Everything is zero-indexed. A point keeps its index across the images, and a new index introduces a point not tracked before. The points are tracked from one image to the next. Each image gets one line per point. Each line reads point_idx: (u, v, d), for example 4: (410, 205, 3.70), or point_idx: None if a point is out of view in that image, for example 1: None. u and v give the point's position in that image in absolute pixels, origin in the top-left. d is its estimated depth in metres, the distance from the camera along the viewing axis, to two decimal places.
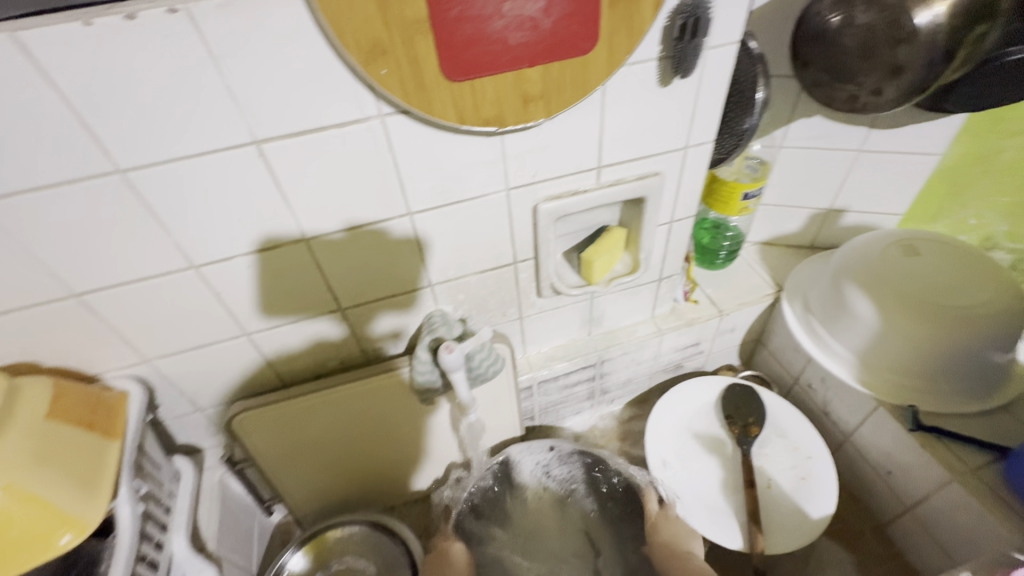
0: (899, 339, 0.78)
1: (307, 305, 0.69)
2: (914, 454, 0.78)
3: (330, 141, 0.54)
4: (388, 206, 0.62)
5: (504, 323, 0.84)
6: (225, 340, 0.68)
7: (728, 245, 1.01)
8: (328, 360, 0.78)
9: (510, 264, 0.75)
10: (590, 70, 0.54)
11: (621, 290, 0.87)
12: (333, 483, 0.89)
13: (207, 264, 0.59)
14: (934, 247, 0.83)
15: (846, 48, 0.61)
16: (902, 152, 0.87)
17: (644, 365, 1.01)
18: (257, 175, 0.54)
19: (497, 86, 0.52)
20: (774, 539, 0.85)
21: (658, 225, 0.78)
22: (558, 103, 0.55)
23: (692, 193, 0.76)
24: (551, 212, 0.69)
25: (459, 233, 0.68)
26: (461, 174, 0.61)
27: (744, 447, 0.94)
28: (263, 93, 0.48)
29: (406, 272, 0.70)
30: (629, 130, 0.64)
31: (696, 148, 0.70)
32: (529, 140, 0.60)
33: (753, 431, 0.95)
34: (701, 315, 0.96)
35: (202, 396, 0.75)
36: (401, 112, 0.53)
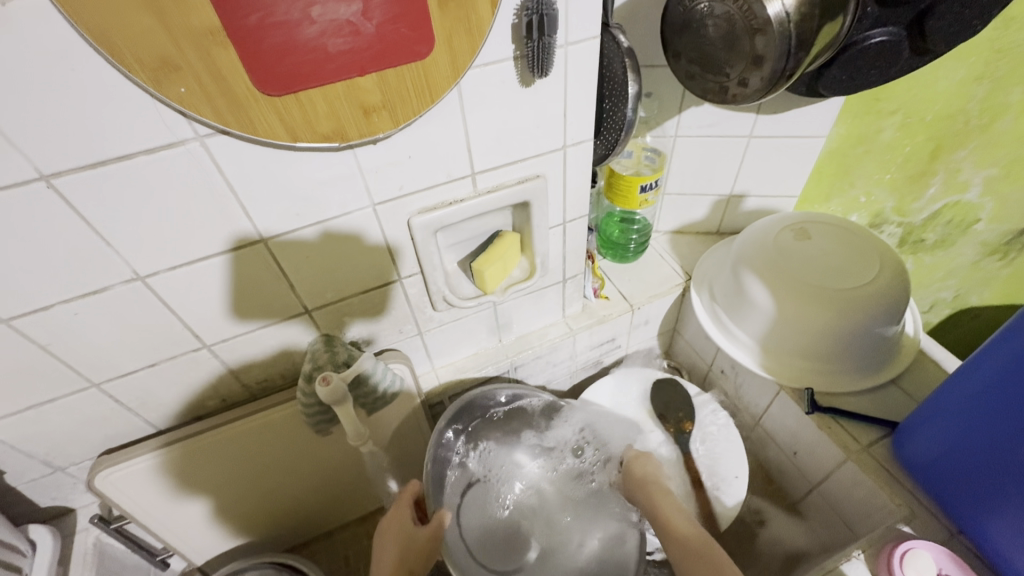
0: (795, 323, 0.79)
1: (165, 346, 0.62)
2: (814, 435, 0.80)
3: (143, 168, 0.47)
4: (235, 233, 0.55)
5: (402, 341, 0.80)
6: (70, 394, 0.61)
7: (637, 238, 1.00)
8: (207, 400, 0.72)
9: (396, 281, 0.70)
10: (433, 75, 0.50)
11: (524, 296, 0.85)
12: (234, 526, 0.83)
13: (21, 316, 0.52)
14: (825, 229, 0.84)
15: (711, 39, 0.60)
16: (791, 136, 0.87)
17: (561, 365, 0.99)
18: (59, 213, 0.47)
19: (328, 98, 0.47)
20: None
21: (550, 227, 0.75)
22: (405, 112, 0.51)
23: (581, 193, 0.73)
24: (427, 225, 0.65)
25: (328, 253, 0.62)
26: (315, 193, 0.56)
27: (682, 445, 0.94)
28: (40, 120, 0.41)
29: (275, 299, 0.64)
30: (498, 134, 0.60)
31: (576, 147, 0.67)
32: (385, 152, 0.56)
33: (687, 427, 0.96)
34: (613, 312, 0.95)
35: (57, 456, 0.66)
36: (222, 132, 0.47)
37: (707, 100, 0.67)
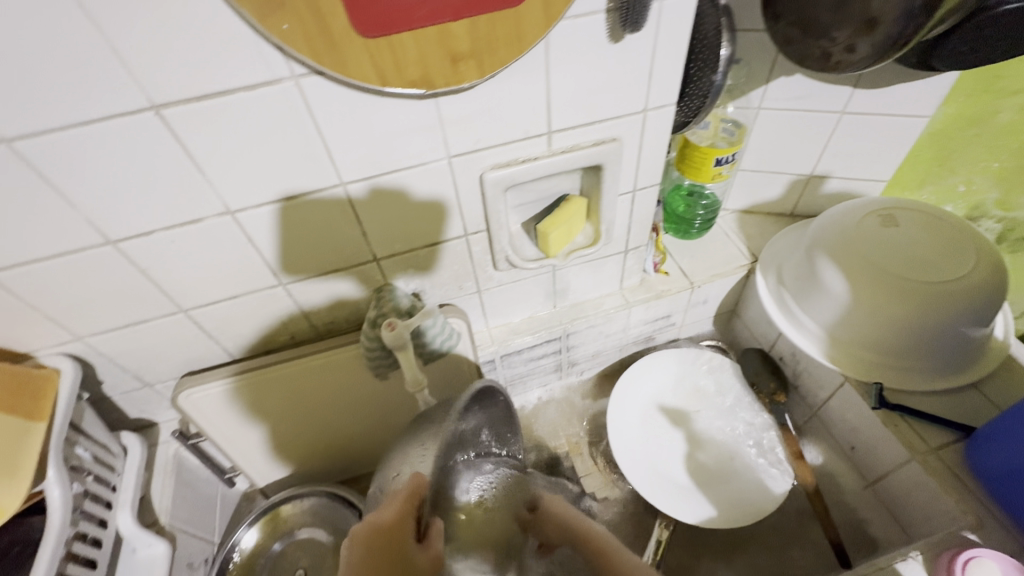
0: (871, 314, 0.75)
1: (246, 280, 0.66)
2: (877, 430, 0.77)
3: (242, 105, 0.49)
4: (318, 176, 0.57)
5: (461, 297, 0.81)
6: (161, 317, 0.66)
7: (703, 214, 0.96)
8: (278, 336, 0.76)
9: (462, 237, 0.71)
10: (523, 24, 0.48)
11: (584, 263, 0.84)
12: (295, 456, 0.89)
13: (125, 239, 0.56)
14: (915, 217, 0.78)
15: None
16: (889, 114, 0.81)
17: (613, 337, 0.99)
18: (164, 143, 0.49)
19: (419, 42, 0.47)
20: (717, 512, 0.86)
21: (619, 194, 0.73)
22: (492, 63, 0.50)
23: (655, 160, 0.71)
24: (499, 181, 0.65)
25: (402, 202, 0.64)
26: (396, 142, 0.57)
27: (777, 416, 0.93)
28: (153, 51, 0.44)
29: (348, 244, 0.66)
30: (580, 93, 0.59)
31: (657, 112, 0.65)
32: (468, 103, 0.56)
33: (781, 399, 0.94)
34: (672, 288, 0.93)
35: (147, 372, 0.73)
36: (316, 73, 0.48)
37: (810, 68, 0.63)
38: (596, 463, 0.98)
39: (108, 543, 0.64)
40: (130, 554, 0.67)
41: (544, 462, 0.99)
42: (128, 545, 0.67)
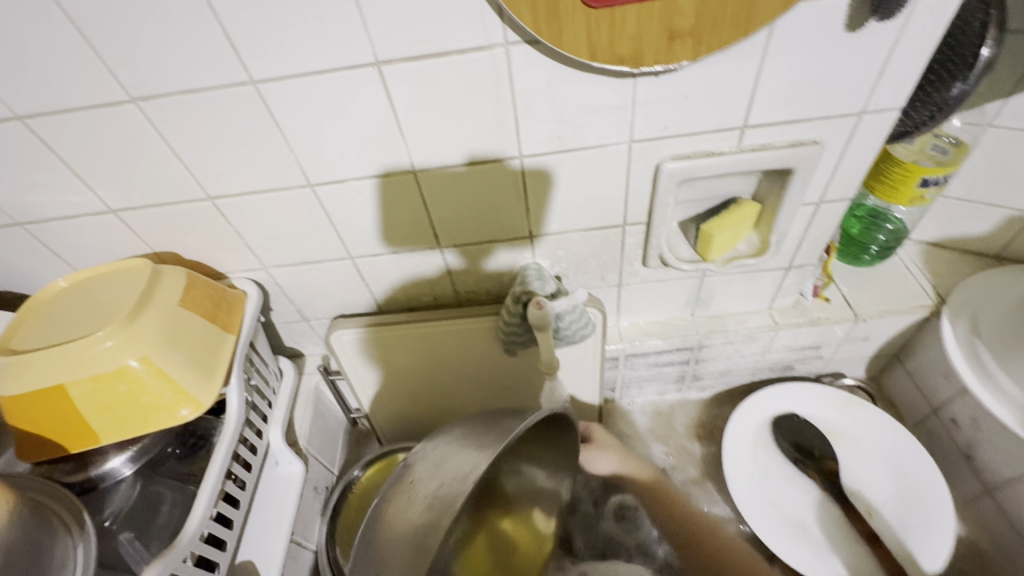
0: None
1: (410, 238, 0.69)
2: None
3: (450, 69, 0.51)
4: (501, 146, 0.58)
5: (601, 288, 0.79)
6: (332, 260, 0.71)
7: (883, 240, 0.84)
8: (422, 296, 0.79)
9: (619, 226, 0.69)
10: (757, 6, 0.44)
11: (739, 273, 0.77)
12: (414, 413, 0.93)
13: (321, 184, 0.61)
14: None
15: None
16: None
17: (748, 358, 0.91)
18: (377, 97, 0.53)
19: (641, 17, 0.45)
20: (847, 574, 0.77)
21: (803, 204, 0.66)
22: (710, 44, 0.47)
23: (856, 170, 0.63)
24: (675, 173, 0.61)
25: (571, 183, 0.63)
26: (583, 120, 0.56)
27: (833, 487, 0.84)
28: (391, 9, 0.46)
29: (508, 217, 0.67)
30: (791, 86, 0.53)
31: (875, 116, 0.57)
32: (667, 86, 0.53)
33: (830, 468, 0.85)
34: (831, 317, 0.83)
35: (308, 308, 0.80)
36: (528, 42, 0.49)
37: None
38: (706, 487, 0.92)
39: (261, 452, 0.71)
40: (274, 466, 0.74)
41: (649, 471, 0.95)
42: (273, 458, 0.73)
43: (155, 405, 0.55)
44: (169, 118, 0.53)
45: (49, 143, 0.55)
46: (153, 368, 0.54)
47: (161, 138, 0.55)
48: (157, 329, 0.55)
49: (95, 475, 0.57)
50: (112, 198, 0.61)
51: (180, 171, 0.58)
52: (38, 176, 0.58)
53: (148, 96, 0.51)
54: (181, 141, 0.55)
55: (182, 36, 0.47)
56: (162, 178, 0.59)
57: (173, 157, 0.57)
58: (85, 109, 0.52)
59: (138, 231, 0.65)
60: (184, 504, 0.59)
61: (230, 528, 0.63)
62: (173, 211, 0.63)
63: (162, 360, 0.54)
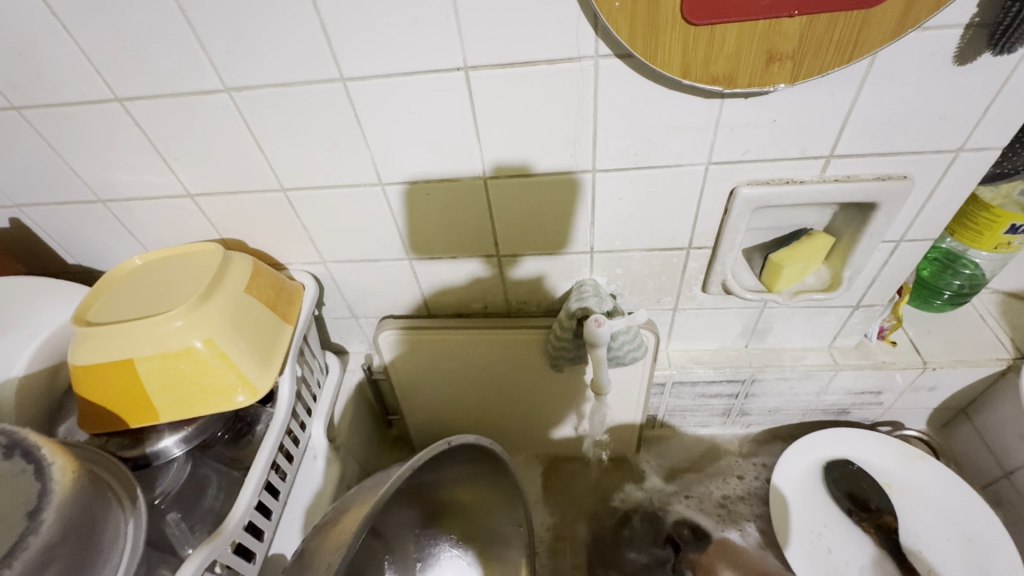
0: None
1: (469, 245, 0.69)
2: None
3: (537, 78, 0.51)
4: (575, 159, 0.57)
5: (655, 310, 0.77)
6: (391, 259, 0.72)
7: (958, 286, 0.80)
8: (472, 303, 0.79)
9: (682, 250, 0.67)
10: (866, 32, 0.43)
11: (802, 308, 0.74)
12: (452, 419, 0.92)
13: (391, 184, 0.61)
14: None
15: None
16: None
17: (802, 397, 0.87)
18: (460, 103, 0.53)
19: (742, 37, 0.44)
20: None
21: (882, 241, 0.63)
22: (809, 69, 0.46)
23: (944, 211, 0.60)
24: (751, 199, 0.59)
25: (639, 202, 0.62)
26: (663, 138, 0.55)
27: (890, 545, 0.79)
28: (488, 15, 0.47)
29: (570, 231, 0.66)
30: (884, 117, 0.52)
31: (973, 154, 0.54)
32: (755, 110, 0.52)
33: (887, 522, 0.81)
34: (897, 361, 0.79)
35: (359, 306, 0.80)
36: (619, 55, 0.48)
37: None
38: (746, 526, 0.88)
39: (303, 445, 0.70)
40: (312, 461, 0.73)
41: (687, 504, 0.91)
42: (312, 452, 0.73)
43: (213, 388, 0.55)
44: (256, 108, 0.55)
45: (141, 125, 0.57)
46: (216, 350, 0.54)
47: (245, 127, 0.56)
48: (224, 312, 0.56)
49: (150, 453, 0.58)
50: (191, 182, 0.63)
51: (258, 161, 0.60)
52: (128, 156, 0.60)
53: (241, 86, 0.53)
54: (264, 132, 0.57)
55: (281, 32, 0.48)
56: (241, 168, 0.61)
57: (254, 147, 0.58)
58: (180, 96, 0.54)
59: (210, 217, 0.67)
60: (229, 490, 0.60)
61: (269, 518, 0.62)
62: (245, 199, 0.64)
63: (224, 344, 0.55)
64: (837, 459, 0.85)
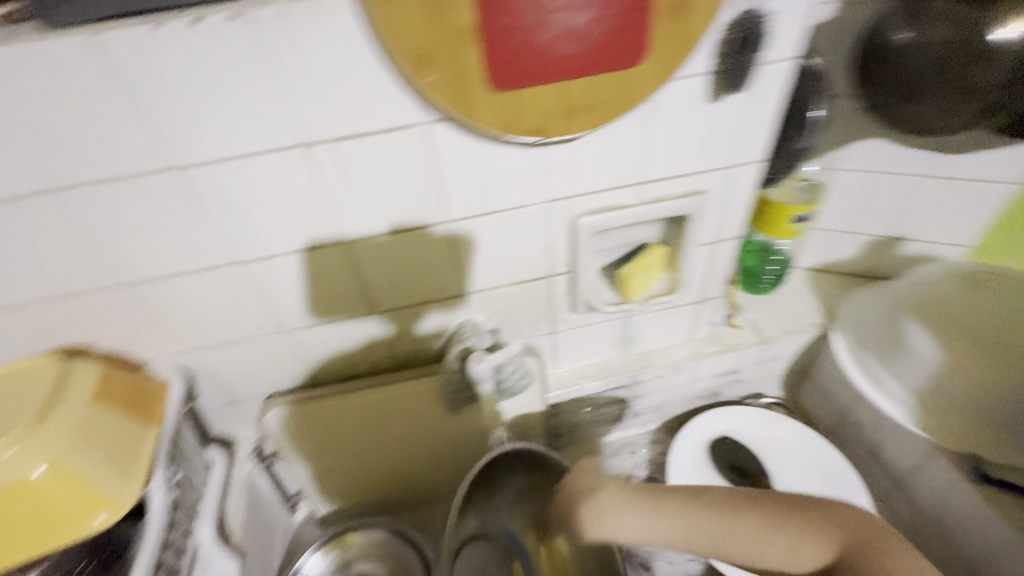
0: (961, 377, 0.74)
1: (344, 306, 0.69)
2: (969, 504, 0.73)
3: (375, 147, 0.55)
4: (428, 212, 0.62)
5: (535, 337, 0.83)
6: (264, 336, 0.70)
7: (774, 271, 0.95)
8: (359, 363, 0.78)
9: (545, 278, 0.74)
10: (638, 84, 0.53)
11: (658, 311, 0.85)
12: (363, 484, 0.89)
13: (250, 262, 0.61)
14: (1010, 284, 0.79)
15: (920, 69, 0.62)
16: (966, 180, 0.82)
17: (679, 388, 0.97)
18: (305, 176, 0.55)
19: (541, 98, 0.52)
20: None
21: (701, 245, 0.75)
22: (602, 116, 0.55)
23: (738, 214, 0.73)
24: (588, 227, 0.68)
25: (495, 244, 0.67)
26: (502, 185, 0.61)
27: None
28: (314, 95, 0.50)
29: (440, 279, 0.69)
30: (672, 147, 0.62)
31: (746, 167, 0.68)
32: (571, 153, 0.60)
33: (764, 483, 0.90)
34: (742, 341, 0.92)
35: (238, 390, 0.76)
36: (445, 120, 0.54)
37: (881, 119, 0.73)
38: None
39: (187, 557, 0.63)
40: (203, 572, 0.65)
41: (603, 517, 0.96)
42: (203, 562, 0.65)
43: (67, 514, 0.51)
44: (82, 205, 0.52)
45: None
46: (63, 473, 0.50)
47: (72, 227, 0.53)
48: (69, 430, 0.52)
49: None
50: (12, 294, 0.57)
51: (93, 260, 0.56)
52: None
53: (62, 186, 0.50)
54: (95, 229, 0.54)
55: (100, 130, 0.48)
56: (73, 270, 0.57)
57: (87, 245, 0.55)
58: None
59: (44, 328, 0.61)
60: None
61: None
62: (84, 301, 0.60)
63: (75, 462, 0.51)
64: (718, 440, 0.96)
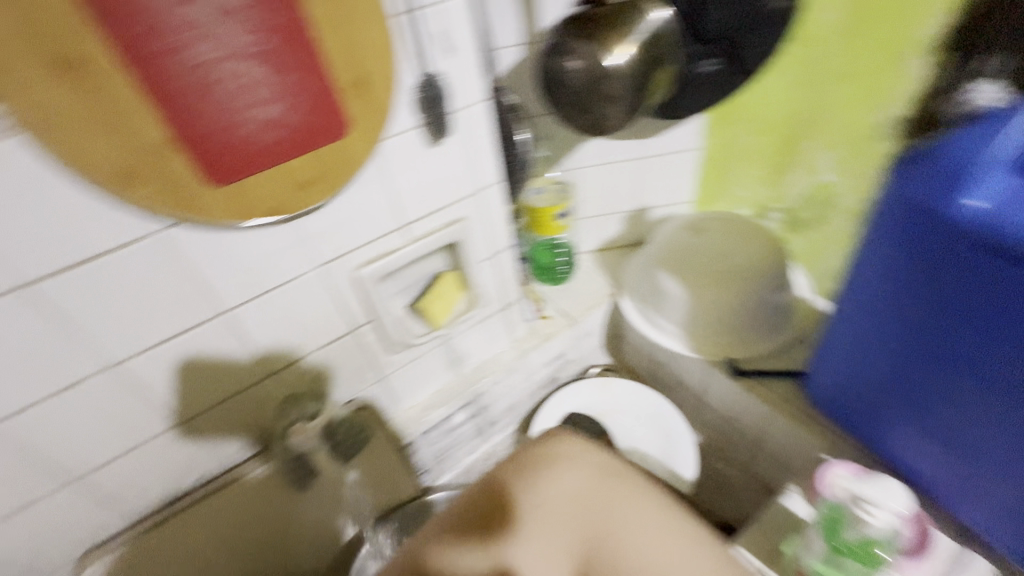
0: (702, 303, 0.95)
1: (140, 429, 0.66)
2: (740, 398, 0.92)
3: (109, 268, 0.54)
4: (198, 310, 0.62)
5: (366, 389, 0.86)
6: (53, 492, 0.63)
7: (564, 261, 1.11)
8: (185, 478, 0.75)
9: (350, 332, 0.78)
10: (355, 150, 0.60)
11: (471, 327, 0.93)
12: None
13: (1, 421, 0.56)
14: (717, 224, 0.99)
15: (578, 88, 0.74)
16: (667, 154, 1.03)
17: (519, 386, 1.06)
18: (36, 316, 0.53)
19: (269, 183, 0.56)
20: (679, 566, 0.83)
21: (481, 261, 0.86)
22: (335, 183, 0.61)
23: (501, 228, 0.84)
24: (369, 277, 0.73)
25: (284, 319, 0.70)
26: (266, 265, 0.64)
27: None
28: (15, 238, 0.49)
29: (239, 367, 0.70)
30: (415, 191, 0.71)
31: (488, 190, 0.79)
32: (323, 220, 0.65)
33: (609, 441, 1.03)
34: (555, 329, 1.05)
35: (42, 561, 0.68)
36: (177, 224, 0.56)
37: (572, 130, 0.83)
38: None
39: None
40: None
41: None
42: None
43: None
44: None
45: None
46: None
47: None
48: None
49: None
50: None
51: None
52: None
53: None
54: None
55: None
56: None
57: None
58: None
59: None
60: None
61: None
62: None
63: None
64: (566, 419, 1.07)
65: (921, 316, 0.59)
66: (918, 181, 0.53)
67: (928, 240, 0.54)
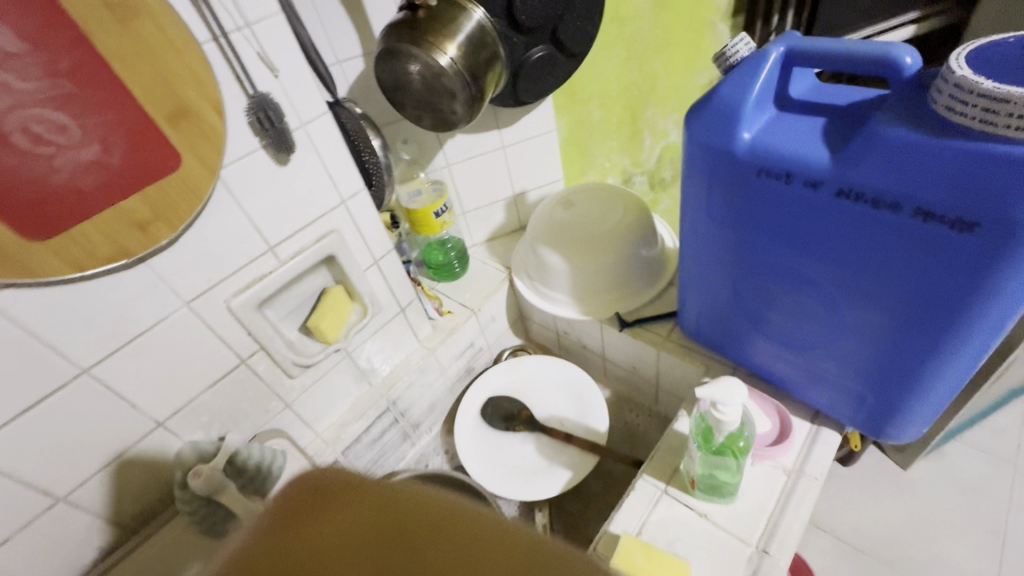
0: (583, 269, 1.01)
1: (11, 515, 0.61)
2: (632, 345, 1.01)
3: None
4: (53, 374, 0.59)
5: (271, 418, 0.85)
6: None
7: (455, 253, 1.15)
8: (83, 555, 0.70)
9: (239, 364, 0.76)
10: (192, 181, 0.60)
11: (371, 335, 0.95)
12: None
13: None
14: (584, 194, 1.04)
15: (418, 89, 0.79)
16: (530, 138, 1.10)
17: (435, 384, 1.09)
18: None
19: (102, 228, 0.55)
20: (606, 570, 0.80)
21: (364, 269, 0.87)
22: (178, 217, 0.60)
23: (376, 233, 0.86)
24: (246, 304, 0.72)
25: (159, 364, 0.67)
26: (123, 312, 0.62)
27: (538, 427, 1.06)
28: None
29: (119, 424, 0.67)
30: (274, 211, 0.71)
31: (354, 199, 0.81)
32: (178, 256, 0.64)
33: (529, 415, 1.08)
34: (457, 321, 1.08)
35: None
36: (4, 287, 0.52)
37: (427, 128, 0.88)
38: None
39: None
40: None
41: None
42: None
43: None
44: None
45: None
46: None
47: None
48: None
49: None
50: None
51: None
52: None
53: None
54: None
55: None
56: None
57: None
58: None
59: None
60: None
61: None
62: None
63: None
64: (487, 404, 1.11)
65: (742, 241, 0.68)
66: (707, 128, 0.61)
67: (727, 176, 0.62)
